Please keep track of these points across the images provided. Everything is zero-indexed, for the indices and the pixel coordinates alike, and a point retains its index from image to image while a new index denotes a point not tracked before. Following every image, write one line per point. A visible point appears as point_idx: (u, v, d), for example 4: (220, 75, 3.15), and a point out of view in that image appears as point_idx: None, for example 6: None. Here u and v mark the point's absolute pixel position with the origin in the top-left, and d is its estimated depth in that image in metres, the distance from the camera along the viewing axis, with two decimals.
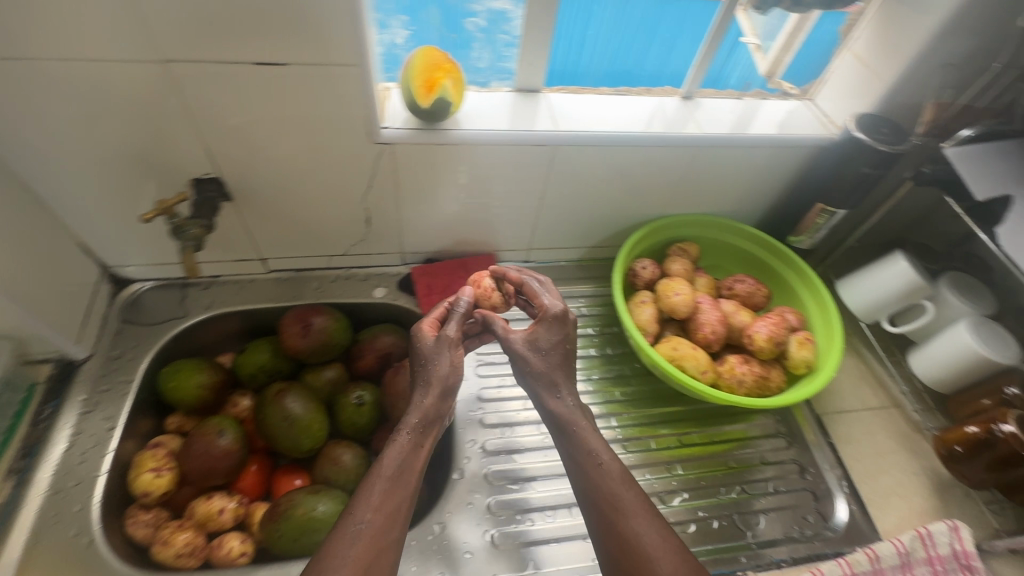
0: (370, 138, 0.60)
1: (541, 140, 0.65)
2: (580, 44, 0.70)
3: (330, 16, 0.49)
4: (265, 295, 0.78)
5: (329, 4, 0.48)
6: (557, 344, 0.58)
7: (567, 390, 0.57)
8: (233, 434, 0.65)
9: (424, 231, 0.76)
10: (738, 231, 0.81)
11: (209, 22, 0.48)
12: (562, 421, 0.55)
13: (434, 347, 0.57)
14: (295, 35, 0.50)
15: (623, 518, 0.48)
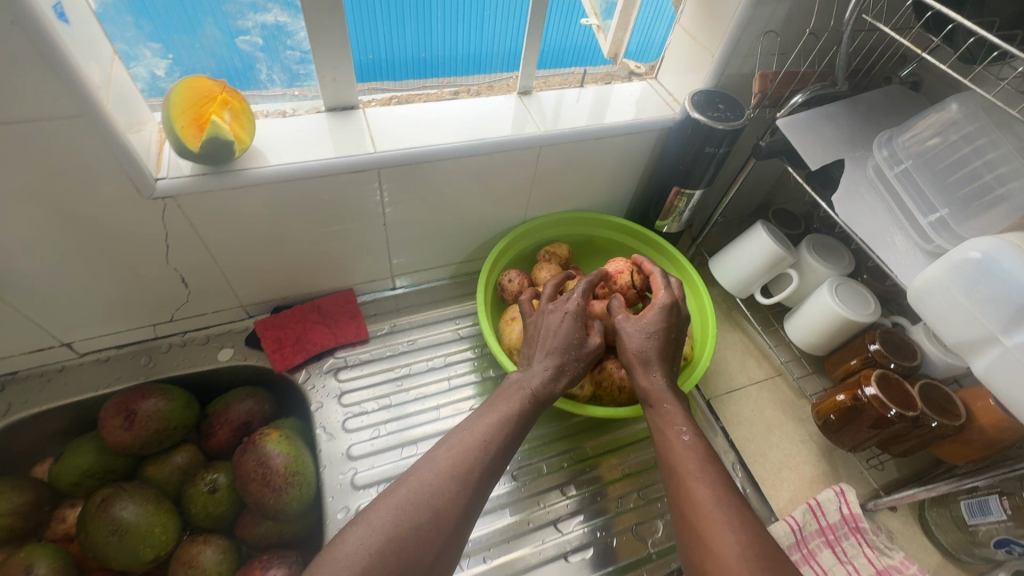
0: (142, 193, 0.50)
1: (361, 165, 0.57)
2: (480, 25, 0.63)
3: (15, 59, 0.39)
4: (81, 383, 0.66)
5: (7, 47, 0.38)
6: (659, 330, 0.57)
7: (660, 368, 0.56)
8: (48, 565, 0.54)
9: (260, 280, 0.67)
10: (608, 224, 0.78)
11: None
12: (652, 396, 0.55)
13: (568, 320, 0.59)
14: None
15: (698, 492, 0.46)
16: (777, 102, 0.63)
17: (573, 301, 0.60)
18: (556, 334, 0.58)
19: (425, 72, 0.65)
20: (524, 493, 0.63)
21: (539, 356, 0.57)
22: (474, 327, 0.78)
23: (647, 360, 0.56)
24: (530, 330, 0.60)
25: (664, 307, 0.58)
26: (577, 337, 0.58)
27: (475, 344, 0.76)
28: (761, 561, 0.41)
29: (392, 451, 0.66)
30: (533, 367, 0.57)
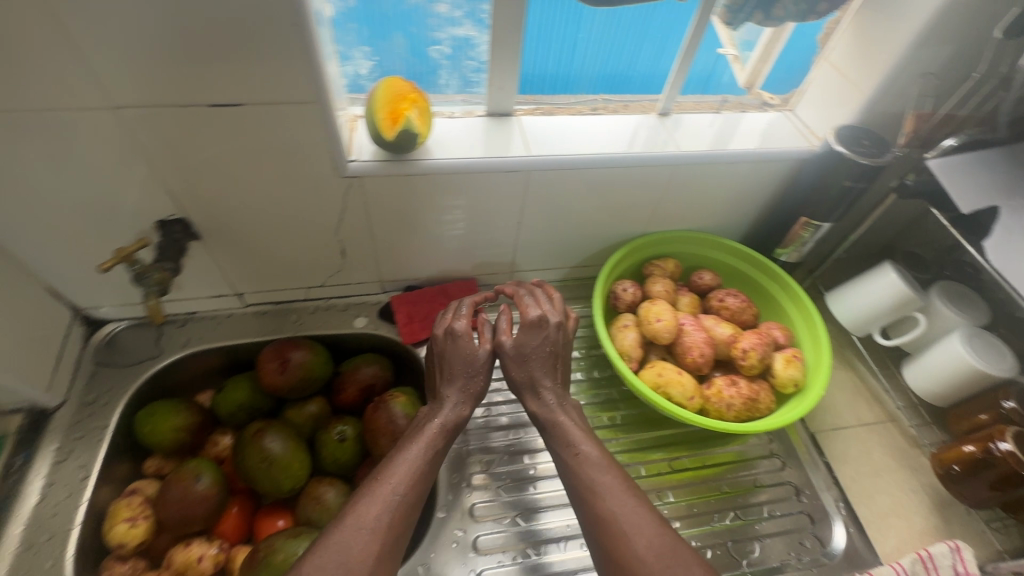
0: (337, 172, 0.59)
1: (516, 166, 0.64)
2: (572, 49, 0.67)
3: (285, 50, 0.46)
4: (243, 330, 0.76)
5: (279, 39, 0.46)
6: (534, 351, 0.61)
7: (545, 389, 0.60)
8: (211, 477, 0.63)
9: (403, 260, 0.75)
10: (721, 246, 0.80)
11: (161, 69, 0.46)
12: (550, 421, 0.58)
13: (457, 344, 0.61)
14: (249, 75, 0.48)
15: (604, 499, 0.50)
16: (928, 143, 0.63)
17: (461, 321, 0.62)
18: (459, 360, 0.61)
19: (549, 89, 0.71)
20: None
21: (452, 392, 0.60)
22: (581, 329, 0.82)
23: (533, 378, 0.60)
24: (435, 354, 0.63)
25: (538, 323, 0.61)
26: (471, 361, 0.61)
27: (581, 345, 0.80)
28: (671, 561, 0.45)
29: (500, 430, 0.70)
30: (447, 398, 0.59)
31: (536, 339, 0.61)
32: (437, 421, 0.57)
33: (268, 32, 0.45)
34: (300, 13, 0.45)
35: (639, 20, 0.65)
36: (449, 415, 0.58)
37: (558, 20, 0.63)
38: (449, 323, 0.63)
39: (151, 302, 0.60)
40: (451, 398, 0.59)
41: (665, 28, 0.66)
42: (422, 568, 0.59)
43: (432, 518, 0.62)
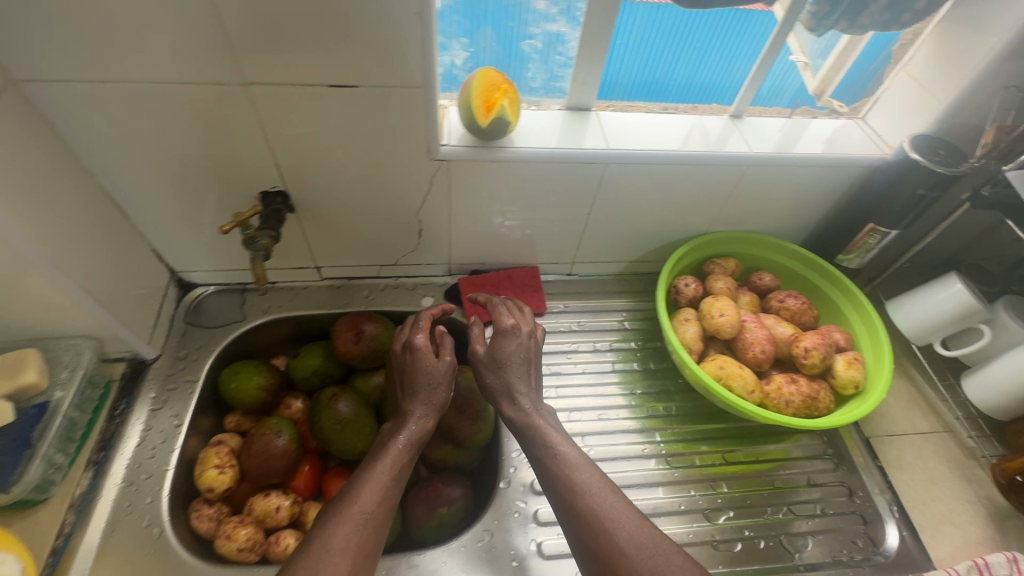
0: (429, 154, 0.62)
1: (595, 159, 0.67)
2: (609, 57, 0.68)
3: (406, 34, 0.50)
4: (318, 301, 0.81)
5: (403, 24, 0.49)
6: (505, 359, 0.62)
7: (520, 395, 0.61)
8: (289, 434, 0.67)
9: (474, 244, 0.78)
10: (782, 249, 0.81)
11: (292, 48, 0.50)
12: (527, 425, 0.59)
13: (419, 357, 0.62)
14: (370, 57, 0.51)
15: (585, 496, 0.52)
16: (1008, 156, 0.64)
17: (420, 335, 0.63)
18: (420, 374, 0.61)
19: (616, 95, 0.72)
20: (676, 479, 0.69)
21: (415, 406, 0.60)
22: (636, 322, 0.85)
23: (511, 386, 0.61)
24: (398, 368, 0.64)
25: (508, 334, 0.64)
26: (432, 374, 0.62)
27: (637, 337, 0.83)
28: (649, 552, 0.47)
29: (559, 412, 0.73)
30: (410, 413, 0.60)
31: (508, 347, 0.63)
32: (404, 435, 0.58)
33: (394, 18, 0.49)
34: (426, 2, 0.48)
35: (716, 24, 0.66)
36: (413, 430, 0.59)
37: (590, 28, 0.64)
38: (410, 337, 0.64)
39: (257, 268, 0.62)
40: (415, 413, 0.60)
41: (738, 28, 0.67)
42: (487, 533, 0.63)
43: (497, 489, 0.67)
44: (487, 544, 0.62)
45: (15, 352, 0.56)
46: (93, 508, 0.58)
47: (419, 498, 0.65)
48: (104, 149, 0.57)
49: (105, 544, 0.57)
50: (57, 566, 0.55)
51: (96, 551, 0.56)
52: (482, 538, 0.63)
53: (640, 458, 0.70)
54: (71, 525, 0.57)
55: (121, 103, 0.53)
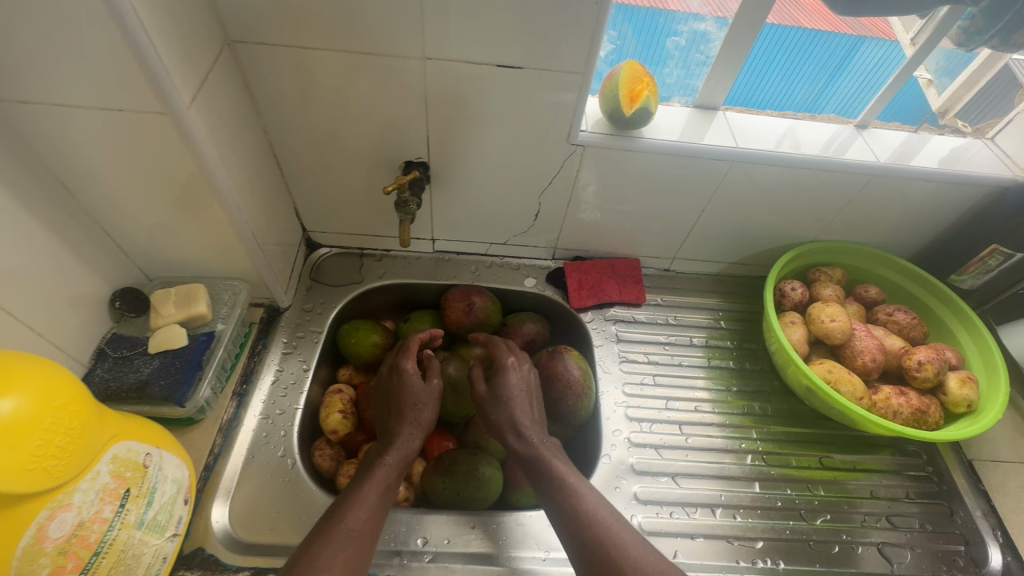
0: (568, 139, 0.66)
1: (725, 155, 0.68)
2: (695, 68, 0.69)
3: (582, 23, 0.54)
4: (428, 272, 0.85)
5: (583, 13, 0.53)
6: (510, 394, 0.65)
7: (524, 429, 0.62)
8: None
9: (584, 230, 0.81)
10: (891, 263, 0.81)
11: (474, 29, 0.54)
12: (537, 459, 0.60)
13: (414, 380, 0.65)
14: (542, 41, 0.55)
15: (597, 527, 0.52)
16: None
17: (409, 360, 0.66)
18: (409, 397, 0.64)
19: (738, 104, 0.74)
20: (773, 477, 0.69)
21: (402, 427, 0.62)
22: (731, 322, 0.85)
23: (516, 419, 0.63)
24: (385, 392, 0.66)
25: (513, 371, 0.67)
26: (418, 396, 0.64)
27: (733, 337, 0.83)
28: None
29: (657, 399, 0.75)
30: (398, 434, 0.61)
31: (511, 381, 0.66)
32: (393, 454, 0.60)
33: (575, 9, 0.52)
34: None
35: (780, 42, 0.68)
36: (399, 451, 0.60)
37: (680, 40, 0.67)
38: (398, 360, 0.66)
39: (405, 230, 0.67)
40: (401, 436, 0.61)
41: (807, 45, 0.68)
42: None
43: (596, 464, 0.68)
44: None
45: (187, 286, 0.62)
46: (236, 434, 0.64)
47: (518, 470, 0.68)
48: (282, 110, 0.62)
49: (247, 467, 0.62)
50: (207, 480, 0.60)
51: (240, 472, 0.62)
52: None
53: (739, 452, 0.71)
54: (219, 446, 0.63)
55: (309, 69, 0.58)
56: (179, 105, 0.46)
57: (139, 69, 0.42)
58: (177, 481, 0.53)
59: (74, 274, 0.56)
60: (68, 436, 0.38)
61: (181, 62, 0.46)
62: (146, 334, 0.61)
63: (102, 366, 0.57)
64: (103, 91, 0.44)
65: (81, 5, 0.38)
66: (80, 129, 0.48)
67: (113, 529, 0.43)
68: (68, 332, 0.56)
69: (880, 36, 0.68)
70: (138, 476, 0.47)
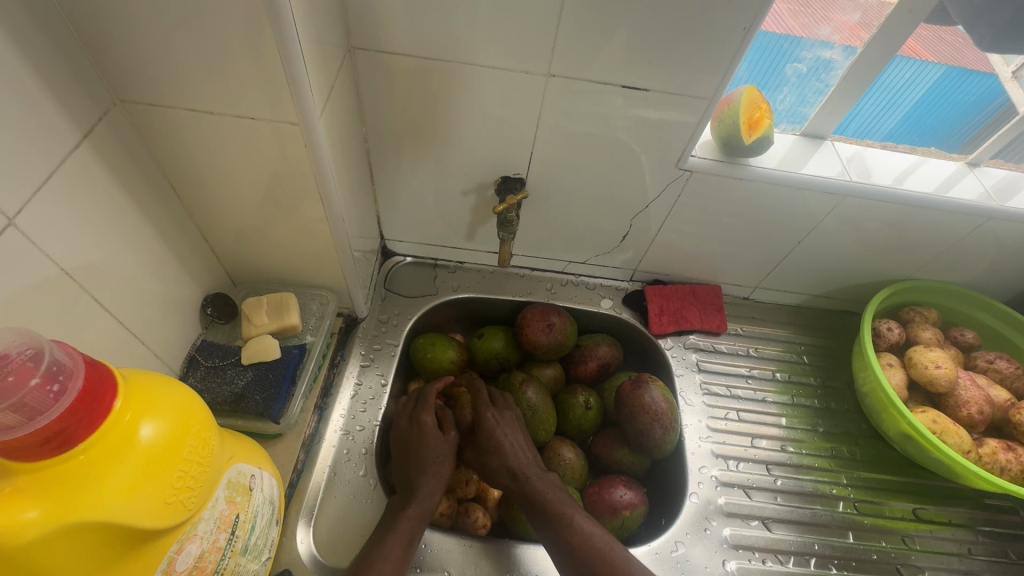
0: (677, 163, 0.64)
1: (836, 188, 0.65)
2: (810, 94, 0.66)
3: (717, 48, 0.53)
4: (501, 286, 0.82)
5: (722, 38, 0.52)
6: (518, 442, 0.61)
7: (529, 473, 0.59)
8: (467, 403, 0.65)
9: (669, 255, 0.78)
10: (989, 307, 0.77)
11: (607, 49, 0.53)
12: (539, 501, 0.57)
13: (433, 432, 0.61)
14: (671, 66, 0.54)
15: (592, 553, 0.53)
16: None
17: (429, 412, 0.62)
18: (428, 450, 0.59)
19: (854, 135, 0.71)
20: (866, 527, 0.67)
21: (423, 480, 0.58)
22: (815, 357, 0.82)
23: (512, 466, 0.59)
24: (402, 443, 0.61)
25: (496, 422, 0.62)
26: (438, 450, 0.60)
27: (816, 374, 0.80)
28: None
29: (744, 436, 0.72)
30: (419, 488, 0.57)
31: (498, 428, 0.61)
32: (416, 508, 0.56)
33: (713, 32, 0.51)
34: (754, 20, 0.50)
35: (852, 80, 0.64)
36: (422, 504, 0.56)
37: (801, 65, 0.64)
38: (417, 412, 0.62)
39: (504, 248, 0.71)
40: (422, 489, 0.57)
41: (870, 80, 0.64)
42: (680, 546, 0.63)
43: (684, 503, 0.66)
44: (679, 557, 0.62)
45: (279, 294, 0.61)
46: (318, 449, 0.62)
47: (597, 506, 0.64)
48: (388, 117, 0.61)
49: (330, 485, 0.60)
50: (292, 498, 0.59)
51: (324, 489, 0.60)
52: (674, 550, 0.63)
53: (830, 498, 0.68)
54: (302, 462, 0.61)
55: (426, 80, 0.57)
56: (312, 115, 0.45)
57: (283, 74, 0.41)
58: (271, 501, 0.50)
59: (174, 280, 0.55)
60: (200, 466, 0.37)
61: (318, 69, 0.44)
62: (236, 342, 0.59)
63: (194, 374, 0.56)
64: (239, 95, 0.43)
65: (251, 14, 0.37)
66: (205, 134, 0.47)
67: (225, 558, 0.42)
68: (166, 339, 0.54)
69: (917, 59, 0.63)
70: (245, 500, 0.45)
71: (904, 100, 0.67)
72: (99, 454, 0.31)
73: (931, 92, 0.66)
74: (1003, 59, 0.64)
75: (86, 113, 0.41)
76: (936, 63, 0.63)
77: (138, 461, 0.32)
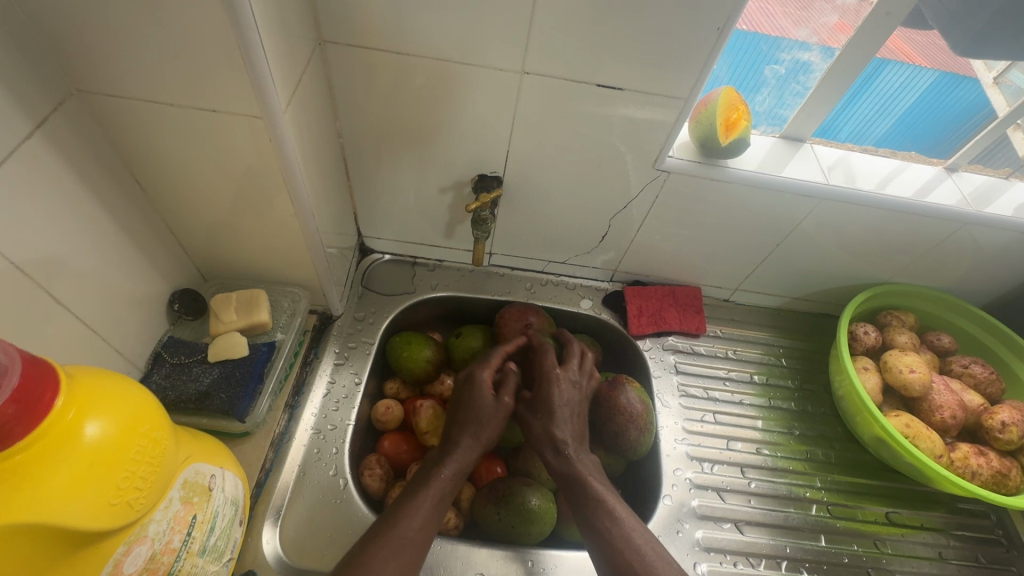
0: (654, 164, 0.63)
1: (813, 192, 0.65)
2: (790, 96, 0.66)
3: (691, 49, 0.52)
4: (480, 285, 0.81)
5: (697, 39, 0.51)
6: (564, 411, 0.61)
7: (570, 445, 0.59)
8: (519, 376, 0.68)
9: (648, 256, 0.78)
10: (966, 312, 0.77)
11: (581, 47, 0.52)
12: (576, 478, 0.57)
13: (485, 392, 0.61)
14: (645, 66, 0.54)
15: (629, 552, 0.50)
16: None
17: (486, 372, 0.63)
18: (476, 409, 0.60)
19: (845, 139, 0.71)
20: (839, 530, 0.67)
21: (462, 438, 0.58)
22: (793, 360, 0.82)
23: (558, 435, 0.59)
24: (454, 400, 0.63)
25: (558, 388, 0.62)
26: (485, 411, 0.60)
27: (793, 377, 0.80)
28: None
29: (718, 439, 0.72)
30: (458, 445, 0.58)
31: (555, 396, 0.62)
32: (450, 465, 0.56)
33: (687, 33, 0.51)
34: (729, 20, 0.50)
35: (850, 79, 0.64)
36: (457, 463, 0.56)
37: (780, 67, 0.64)
38: (474, 370, 0.63)
39: (479, 247, 0.70)
40: (460, 447, 0.58)
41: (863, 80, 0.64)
42: None
43: (658, 505, 0.66)
44: None
45: (249, 291, 0.60)
46: (288, 449, 0.61)
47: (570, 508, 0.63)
48: (361, 113, 0.60)
49: (299, 483, 0.60)
50: (258, 498, 0.58)
51: (292, 489, 0.59)
52: None
53: (803, 501, 0.69)
54: (270, 461, 0.60)
55: (399, 76, 0.56)
56: (277, 109, 0.44)
57: (243, 67, 0.40)
58: (234, 501, 0.49)
59: (139, 275, 0.54)
60: (150, 466, 0.36)
61: (283, 63, 0.44)
62: (204, 339, 0.58)
63: (159, 372, 0.55)
64: (201, 88, 0.42)
65: (209, 5, 0.37)
66: (166, 126, 0.46)
67: (180, 559, 0.41)
68: (129, 335, 0.53)
69: (908, 61, 0.63)
70: (203, 500, 0.44)
71: (896, 106, 0.67)
72: (37, 453, 0.30)
73: (920, 99, 0.66)
74: (987, 65, 0.65)
75: (38, 103, 0.40)
76: (931, 68, 0.63)
77: (80, 459, 0.31)
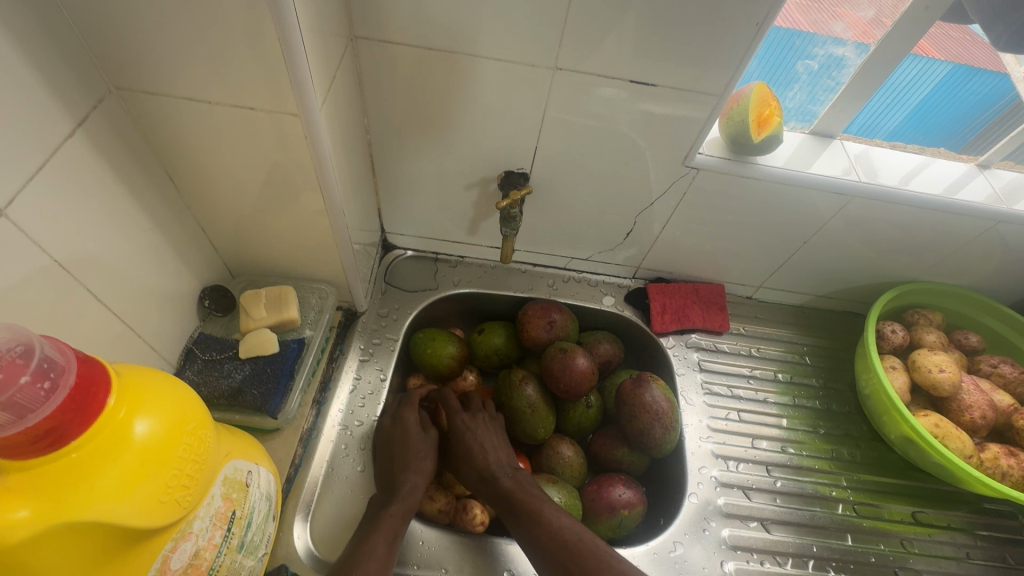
0: (684, 160, 0.63)
1: (844, 188, 0.64)
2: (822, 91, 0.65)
3: (728, 45, 0.51)
4: (502, 282, 0.81)
5: (733, 34, 0.51)
6: (495, 440, 0.62)
7: (504, 471, 0.59)
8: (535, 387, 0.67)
9: (672, 253, 0.77)
10: (994, 310, 0.76)
11: (616, 43, 0.52)
12: (515, 499, 0.57)
13: (411, 429, 0.61)
14: (681, 63, 0.53)
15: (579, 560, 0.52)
16: None
17: (413, 411, 0.63)
18: (409, 447, 0.60)
19: (866, 132, 0.70)
20: (866, 530, 0.67)
21: (407, 476, 0.57)
22: (817, 358, 0.81)
23: (485, 467, 0.60)
24: (382, 441, 0.61)
25: (470, 420, 0.63)
26: (419, 446, 0.60)
27: (817, 375, 0.79)
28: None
29: (744, 437, 0.72)
30: (404, 484, 0.57)
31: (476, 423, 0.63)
32: (398, 505, 0.55)
33: (724, 29, 0.50)
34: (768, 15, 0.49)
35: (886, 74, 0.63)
36: (406, 500, 0.56)
37: (813, 62, 0.63)
38: (401, 410, 0.63)
39: (507, 244, 0.69)
40: (406, 486, 0.57)
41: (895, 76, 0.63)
42: (678, 546, 0.63)
43: (684, 503, 0.66)
44: (678, 557, 0.62)
45: (277, 288, 0.61)
46: (316, 444, 0.62)
47: (594, 504, 0.63)
48: (389, 108, 0.60)
49: (328, 478, 0.60)
50: (288, 493, 0.58)
51: (321, 484, 0.60)
52: (673, 550, 0.62)
53: (829, 500, 0.68)
54: (299, 456, 0.61)
55: (430, 72, 0.56)
56: (313, 108, 0.44)
57: (282, 66, 0.40)
58: (268, 497, 0.50)
59: (171, 272, 0.54)
60: (196, 464, 0.36)
61: (320, 60, 0.43)
62: (234, 335, 0.59)
63: (191, 367, 0.55)
64: (238, 85, 0.42)
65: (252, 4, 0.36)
66: (201, 123, 0.46)
67: (220, 556, 0.41)
68: (163, 331, 0.54)
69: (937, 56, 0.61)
70: (241, 496, 0.44)
71: (914, 97, 0.66)
72: (91, 453, 0.30)
73: (940, 92, 0.65)
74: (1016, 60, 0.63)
75: (79, 101, 0.40)
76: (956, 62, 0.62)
77: (131, 459, 0.32)
